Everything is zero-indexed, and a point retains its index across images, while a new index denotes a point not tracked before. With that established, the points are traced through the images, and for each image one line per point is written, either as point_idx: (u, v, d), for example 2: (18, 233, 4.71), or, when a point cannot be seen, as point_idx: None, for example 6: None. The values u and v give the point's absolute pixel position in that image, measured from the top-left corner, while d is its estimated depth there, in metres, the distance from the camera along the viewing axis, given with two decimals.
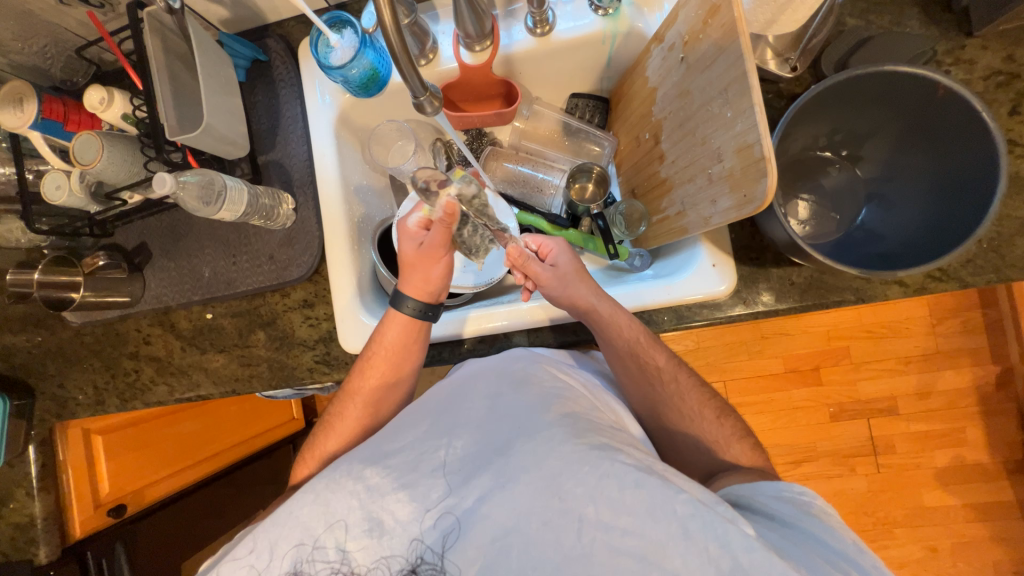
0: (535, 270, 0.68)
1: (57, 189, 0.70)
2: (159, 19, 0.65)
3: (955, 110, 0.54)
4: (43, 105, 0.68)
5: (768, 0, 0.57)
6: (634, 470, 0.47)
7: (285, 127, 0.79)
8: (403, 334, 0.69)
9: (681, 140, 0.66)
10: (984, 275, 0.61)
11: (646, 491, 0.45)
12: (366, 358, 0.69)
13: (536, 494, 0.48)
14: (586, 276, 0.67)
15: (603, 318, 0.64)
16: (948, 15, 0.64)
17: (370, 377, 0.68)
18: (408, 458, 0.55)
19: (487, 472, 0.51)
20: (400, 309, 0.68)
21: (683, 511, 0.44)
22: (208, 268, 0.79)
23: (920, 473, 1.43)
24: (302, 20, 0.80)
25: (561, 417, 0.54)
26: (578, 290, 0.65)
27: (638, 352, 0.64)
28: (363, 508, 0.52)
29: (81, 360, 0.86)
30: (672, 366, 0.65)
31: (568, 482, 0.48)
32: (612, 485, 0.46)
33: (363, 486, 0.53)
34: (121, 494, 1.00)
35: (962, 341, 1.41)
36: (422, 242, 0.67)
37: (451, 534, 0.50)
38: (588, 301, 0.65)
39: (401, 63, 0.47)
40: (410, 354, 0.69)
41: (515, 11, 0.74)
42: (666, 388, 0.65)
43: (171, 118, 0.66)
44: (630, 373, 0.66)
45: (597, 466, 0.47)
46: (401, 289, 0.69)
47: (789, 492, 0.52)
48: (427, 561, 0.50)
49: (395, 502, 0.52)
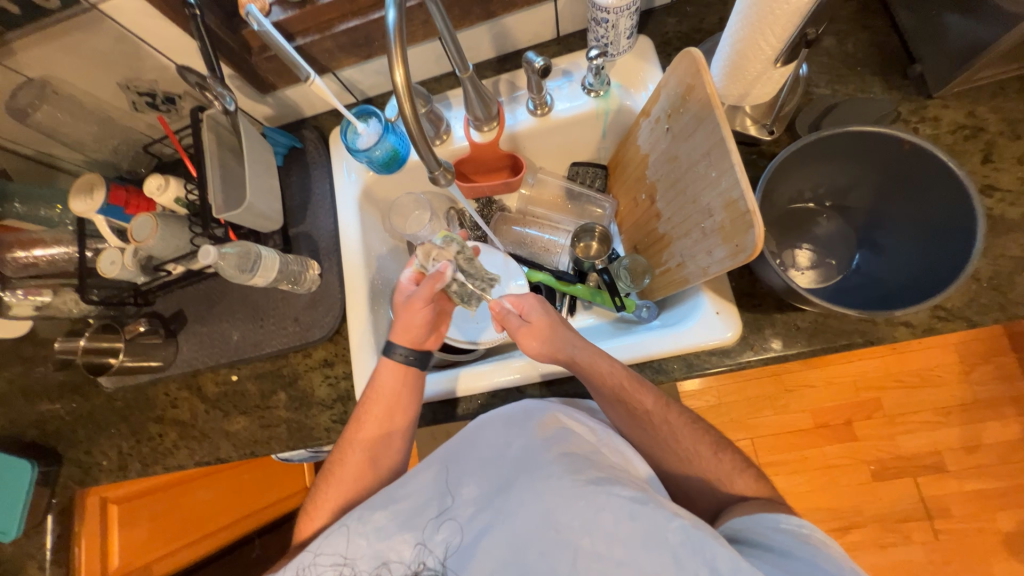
0: (512, 325, 0.72)
1: (112, 265, 0.77)
2: (215, 119, 0.76)
3: (923, 162, 0.58)
4: (109, 192, 0.78)
5: (740, 78, 0.65)
6: (629, 502, 0.48)
7: (315, 203, 0.88)
8: (399, 382, 0.70)
9: (674, 199, 0.71)
10: (990, 313, 0.62)
11: (639, 521, 0.46)
12: (362, 405, 0.70)
13: (532, 526, 0.50)
14: (559, 328, 0.69)
15: (585, 367, 0.66)
16: (906, 82, 0.71)
17: (367, 425, 0.69)
18: (417, 501, 0.58)
19: (490, 510, 0.53)
20: (390, 356, 0.71)
21: (676, 539, 0.44)
22: (236, 332, 0.84)
23: (983, 540, 1.30)
24: (334, 113, 0.92)
25: (562, 456, 0.55)
26: (556, 345, 0.68)
27: (625, 397, 0.64)
28: (371, 546, 0.55)
29: (110, 425, 0.88)
30: (661, 407, 0.64)
31: (563, 515, 0.49)
32: (606, 518, 0.47)
33: (372, 525, 0.56)
34: (128, 566, 1.00)
35: (1001, 388, 1.34)
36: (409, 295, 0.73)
37: (451, 546, 0.54)
38: (567, 352, 0.67)
39: (418, 144, 0.53)
40: (405, 398, 0.70)
41: (518, 97, 0.84)
42: (658, 430, 0.64)
43: (217, 199, 0.75)
44: (620, 417, 0.65)
45: (592, 499, 0.49)
46: (390, 338, 0.73)
47: (787, 523, 0.50)
48: (429, 567, 0.54)
49: (400, 541, 0.55)
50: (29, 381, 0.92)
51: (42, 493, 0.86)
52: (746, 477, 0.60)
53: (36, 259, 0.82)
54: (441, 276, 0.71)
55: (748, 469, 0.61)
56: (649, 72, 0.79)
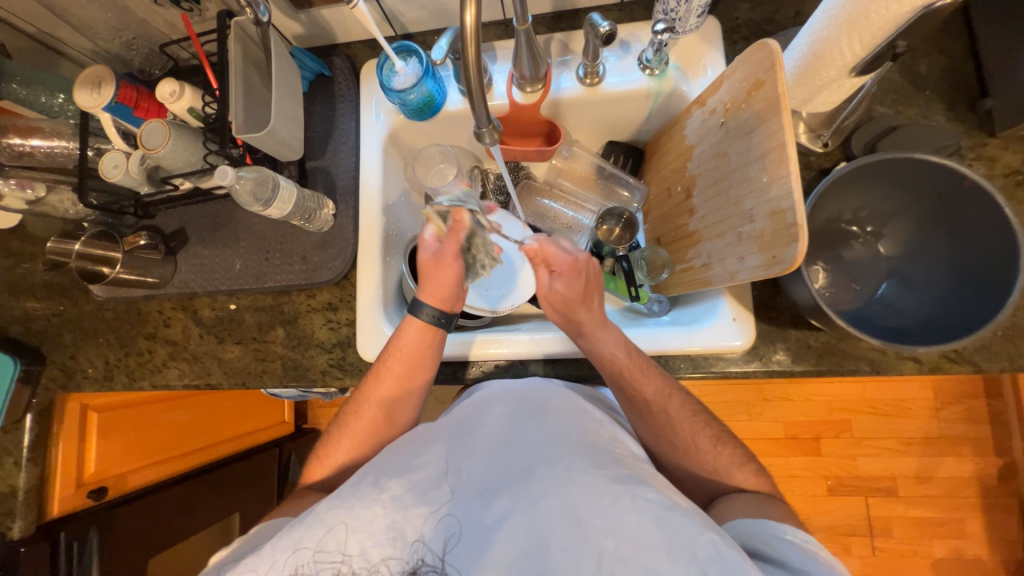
0: (539, 277, 0.74)
1: (115, 168, 0.73)
2: (244, 29, 0.70)
3: (976, 203, 0.57)
4: (119, 90, 0.72)
5: (808, 83, 0.62)
6: (656, 508, 0.48)
7: (337, 138, 0.83)
8: (420, 342, 0.70)
9: (713, 198, 0.69)
10: (997, 361, 0.63)
11: (668, 530, 0.46)
12: (383, 360, 0.70)
13: (555, 518, 0.50)
14: (580, 300, 0.70)
15: (591, 345, 0.68)
16: (972, 115, 0.68)
17: (384, 381, 0.69)
18: (431, 474, 0.58)
19: (507, 495, 0.54)
20: (417, 315, 0.70)
21: (703, 553, 0.45)
22: (239, 261, 0.81)
23: (915, 561, 1.39)
24: (369, 44, 0.85)
25: (583, 449, 0.57)
26: (571, 313, 0.70)
27: (627, 381, 0.65)
28: (387, 518, 0.53)
29: (97, 334, 0.86)
30: (662, 395, 0.65)
31: (587, 510, 0.50)
32: (633, 521, 0.48)
33: (387, 494, 0.55)
34: (105, 476, 0.99)
35: (965, 429, 1.40)
36: (436, 251, 0.74)
37: (452, 538, 0.53)
38: (579, 325, 0.69)
39: (472, 95, 0.50)
40: (427, 359, 0.70)
41: (568, 61, 0.79)
42: (657, 416, 0.65)
43: (239, 118, 0.70)
44: (622, 400, 0.68)
45: (619, 500, 0.49)
46: (419, 297, 0.72)
47: (794, 536, 0.51)
48: (428, 563, 0.52)
49: (415, 515, 0.54)
50: (14, 276, 0.89)
51: (22, 391, 0.85)
52: (734, 480, 0.62)
53: (32, 149, 0.77)
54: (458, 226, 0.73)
55: (736, 472, 0.62)
56: (711, 58, 0.75)
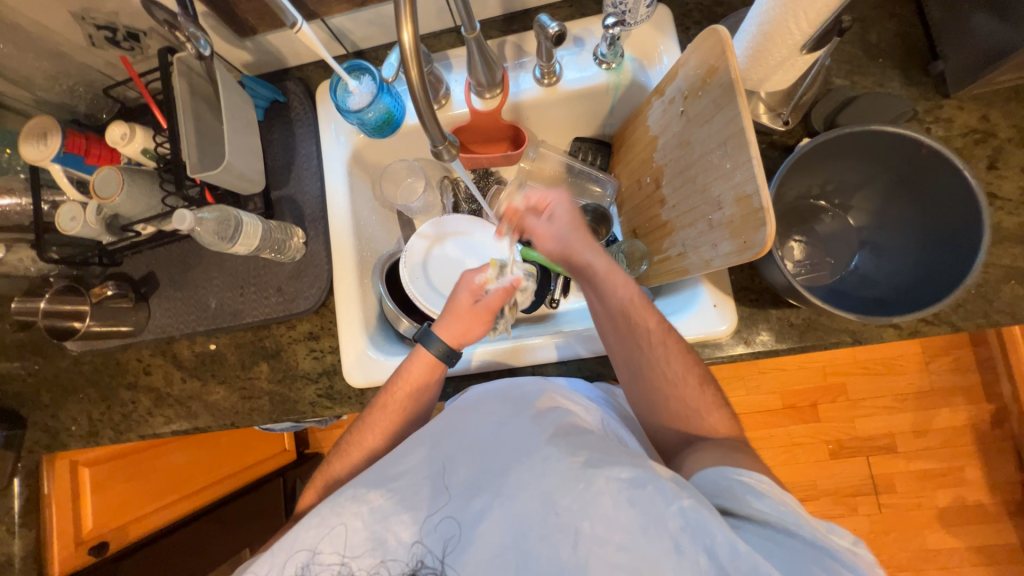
0: (530, 223, 0.72)
1: (71, 221, 0.71)
2: (187, 64, 0.68)
3: (935, 167, 0.58)
4: (66, 139, 0.70)
5: (763, 62, 0.62)
6: (628, 487, 0.49)
7: (299, 165, 0.81)
8: (427, 375, 0.69)
9: (682, 186, 0.69)
10: (973, 319, 0.64)
11: (640, 507, 0.48)
12: (386, 392, 0.68)
13: (532, 511, 0.51)
14: (582, 230, 0.70)
15: (597, 273, 0.67)
16: (926, 78, 0.69)
17: (388, 412, 0.68)
18: (411, 482, 0.57)
19: (487, 492, 0.54)
20: (428, 347, 0.68)
21: (675, 525, 0.46)
22: (214, 299, 0.80)
23: (920, 514, 1.42)
24: (321, 65, 0.84)
25: (556, 435, 0.57)
26: (573, 247, 0.69)
27: (629, 312, 0.64)
28: (368, 529, 0.54)
29: (77, 390, 0.84)
30: (660, 330, 0.64)
31: (563, 499, 0.51)
32: (607, 502, 0.49)
33: (367, 507, 0.55)
34: (104, 530, 0.97)
35: (956, 378, 1.43)
36: (477, 299, 0.71)
37: (451, 541, 0.53)
38: (583, 258, 0.68)
39: (422, 114, 0.49)
40: (430, 390, 0.69)
41: (524, 63, 0.78)
42: (653, 350, 0.63)
43: (192, 156, 0.68)
44: (619, 335, 0.65)
45: (591, 484, 0.51)
46: (435, 329, 0.70)
47: (749, 478, 0.51)
48: (428, 565, 0.52)
49: (399, 523, 0.54)
50: None
51: (6, 457, 0.83)
52: None
53: None
54: (511, 288, 0.73)
55: None
56: (665, 44, 0.75)
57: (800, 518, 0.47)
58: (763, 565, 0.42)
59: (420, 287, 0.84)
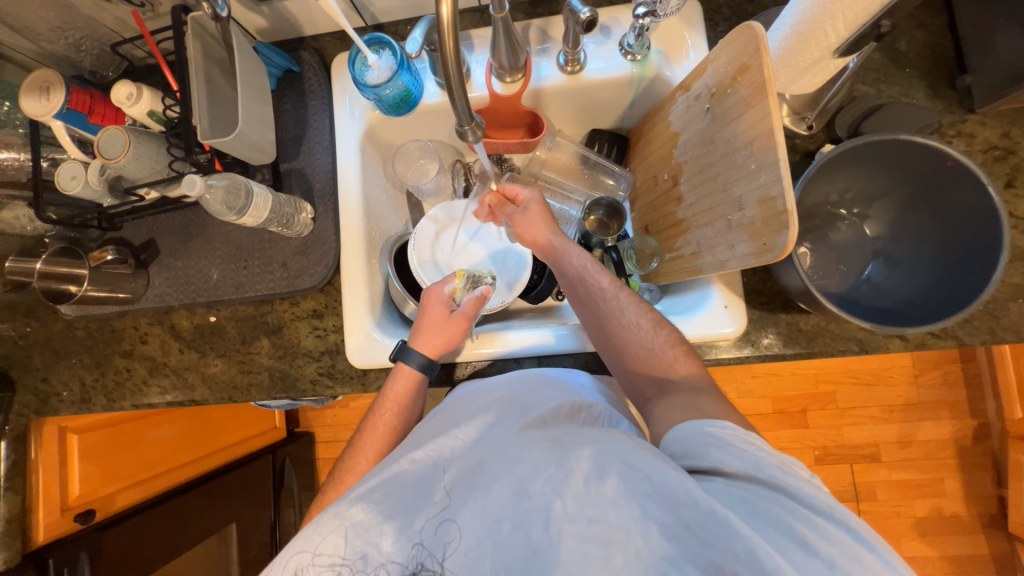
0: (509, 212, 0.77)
1: (72, 180, 0.69)
2: (202, 25, 0.66)
3: (958, 180, 0.58)
4: (70, 96, 0.67)
5: (794, 64, 0.61)
6: (594, 464, 0.48)
7: (311, 138, 0.79)
8: (412, 388, 0.70)
9: (702, 185, 0.68)
10: (979, 335, 0.65)
11: (608, 481, 0.46)
12: (373, 414, 0.68)
13: (504, 498, 0.50)
14: (550, 218, 0.74)
15: (557, 249, 0.71)
16: (951, 92, 0.69)
17: (378, 433, 0.67)
18: (392, 488, 0.54)
19: (461, 485, 0.53)
20: (408, 361, 0.69)
21: (642, 492, 0.45)
22: (216, 271, 0.78)
23: (898, 522, 1.45)
24: (338, 36, 0.81)
25: (529, 427, 0.56)
26: (538, 231, 0.73)
27: (585, 276, 0.67)
28: (352, 544, 0.50)
29: (69, 355, 0.82)
30: (615, 286, 0.66)
31: (535, 482, 0.49)
32: (577, 480, 0.48)
33: (349, 522, 0.51)
34: (91, 498, 0.95)
35: (942, 393, 1.45)
36: (452, 310, 0.73)
37: (450, 543, 0.49)
38: (544, 236, 0.72)
39: (452, 89, 0.47)
40: (417, 403, 0.70)
41: (548, 48, 0.77)
42: (608, 305, 0.64)
43: (202, 122, 0.66)
44: (579, 301, 0.68)
45: (561, 464, 0.49)
46: (412, 343, 0.70)
47: (714, 429, 0.49)
48: (428, 567, 0.49)
49: (383, 531, 0.51)
50: None
51: None
52: None
53: None
54: (483, 297, 0.74)
55: None
56: (693, 39, 0.74)
57: (765, 460, 0.46)
58: (727, 516, 0.42)
59: (428, 271, 0.84)
